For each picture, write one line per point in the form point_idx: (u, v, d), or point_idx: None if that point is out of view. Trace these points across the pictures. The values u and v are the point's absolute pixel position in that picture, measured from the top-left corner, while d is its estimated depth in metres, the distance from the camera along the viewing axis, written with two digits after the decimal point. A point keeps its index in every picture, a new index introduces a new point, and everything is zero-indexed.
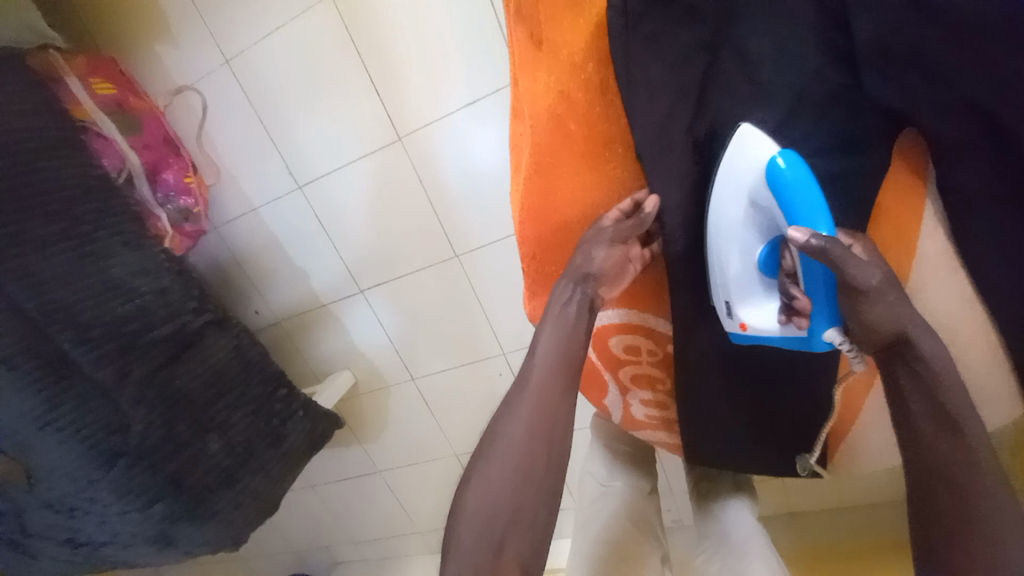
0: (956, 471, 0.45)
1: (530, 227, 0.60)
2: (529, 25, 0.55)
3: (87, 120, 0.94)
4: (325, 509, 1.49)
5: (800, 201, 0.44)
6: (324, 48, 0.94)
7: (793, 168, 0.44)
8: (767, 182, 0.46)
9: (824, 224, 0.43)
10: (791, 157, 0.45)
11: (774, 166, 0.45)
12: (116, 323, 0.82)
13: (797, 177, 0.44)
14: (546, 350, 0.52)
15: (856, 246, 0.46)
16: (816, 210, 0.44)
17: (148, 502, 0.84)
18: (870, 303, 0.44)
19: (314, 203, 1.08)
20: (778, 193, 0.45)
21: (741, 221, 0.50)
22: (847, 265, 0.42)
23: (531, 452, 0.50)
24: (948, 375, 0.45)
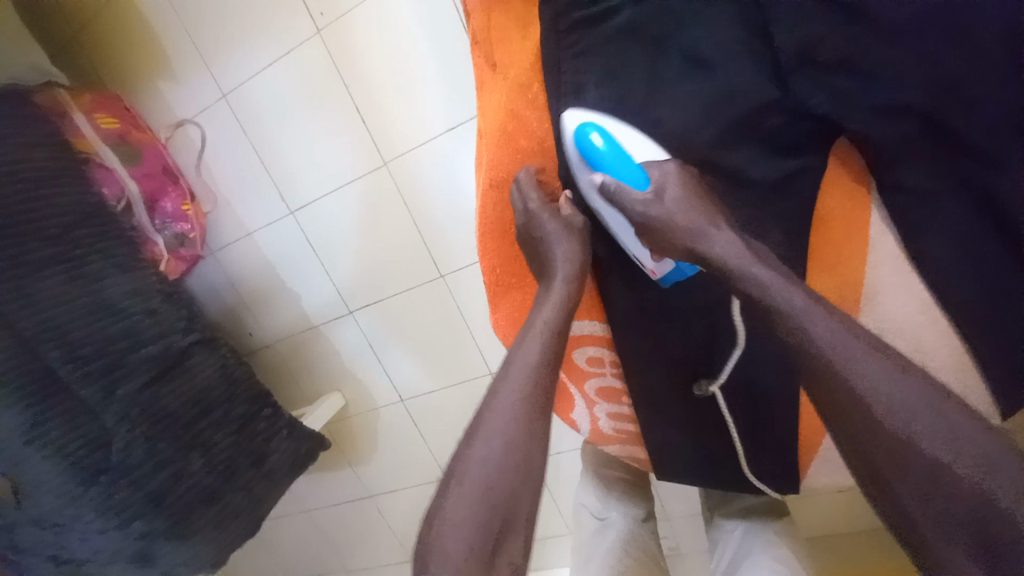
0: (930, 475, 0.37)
1: (491, 240, 0.61)
2: (485, 51, 0.58)
3: (90, 152, 1.01)
4: (318, 535, 1.47)
5: (609, 163, 0.51)
6: (314, 79, 0.99)
7: (597, 136, 0.51)
8: (588, 156, 0.52)
9: (638, 176, 0.51)
10: (597, 125, 0.51)
11: (577, 141, 0.52)
12: (104, 341, 0.85)
13: (605, 143, 0.51)
14: (506, 402, 0.49)
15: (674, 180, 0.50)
16: (617, 160, 0.51)
17: (128, 519, 0.85)
18: (666, 220, 0.48)
19: (305, 227, 1.12)
20: (591, 160, 0.52)
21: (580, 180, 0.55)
22: (631, 204, 0.50)
23: (490, 457, 0.47)
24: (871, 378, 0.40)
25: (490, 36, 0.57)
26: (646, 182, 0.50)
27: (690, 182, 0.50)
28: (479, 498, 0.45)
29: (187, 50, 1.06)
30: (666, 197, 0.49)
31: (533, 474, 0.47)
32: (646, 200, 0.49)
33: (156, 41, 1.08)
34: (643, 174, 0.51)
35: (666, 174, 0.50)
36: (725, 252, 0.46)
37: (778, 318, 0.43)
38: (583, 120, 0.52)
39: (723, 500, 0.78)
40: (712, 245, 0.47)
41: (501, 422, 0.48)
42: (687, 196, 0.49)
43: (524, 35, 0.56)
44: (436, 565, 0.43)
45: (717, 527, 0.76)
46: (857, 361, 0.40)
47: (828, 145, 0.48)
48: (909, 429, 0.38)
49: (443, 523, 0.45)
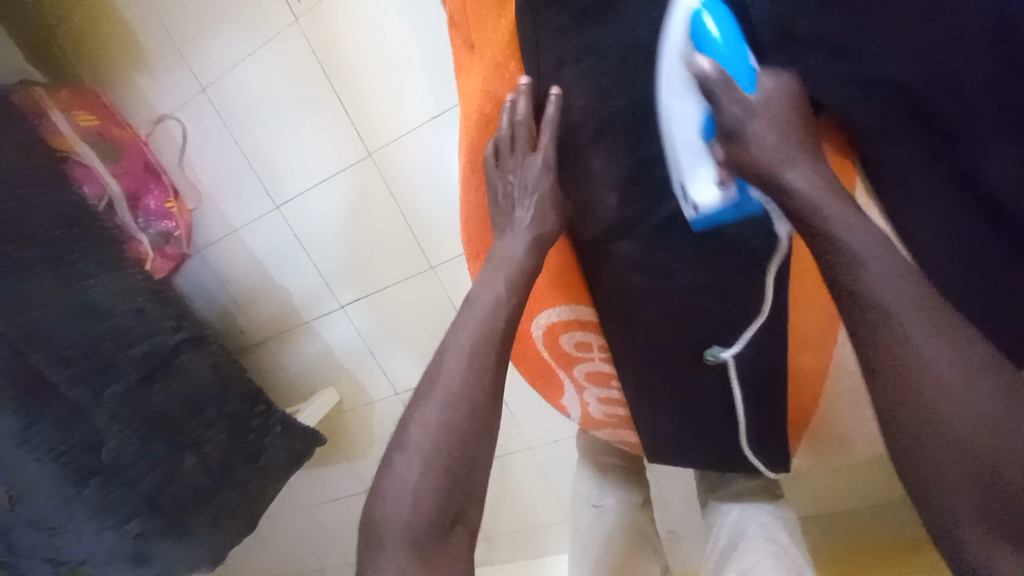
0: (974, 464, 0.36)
1: (474, 225, 0.61)
2: (463, 33, 0.57)
3: (68, 150, 1.00)
4: (319, 530, 1.47)
5: (719, 51, 0.46)
6: (294, 70, 0.97)
7: (712, 23, 0.45)
8: (694, 43, 0.46)
9: (745, 75, 0.47)
10: (713, 11, 0.46)
11: (694, 18, 0.46)
12: (90, 343, 0.84)
13: (722, 28, 0.45)
14: (448, 376, 0.50)
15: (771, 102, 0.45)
16: (732, 55, 0.46)
17: (123, 519, 0.85)
18: (756, 141, 0.45)
19: (291, 221, 1.10)
20: (700, 44, 0.46)
21: (667, 71, 0.48)
22: (725, 106, 0.46)
23: (431, 431, 0.48)
24: (941, 363, 0.37)
25: (465, 16, 0.56)
26: (753, 88, 0.46)
27: (796, 106, 0.46)
28: (425, 469, 0.47)
29: (164, 42, 1.04)
30: (763, 114, 0.45)
31: (472, 445, 0.48)
32: (739, 108, 0.46)
33: (132, 35, 1.06)
34: (752, 81, 0.47)
35: (778, 86, 0.46)
36: (806, 186, 0.44)
37: (844, 277, 0.41)
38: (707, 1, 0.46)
39: (717, 483, 0.77)
40: (793, 176, 0.44)
41: (441, 394, 0.49)
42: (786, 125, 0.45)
43: (500, 12, 0.53)
44: (384, 531, 0.46)
45: (713, 511, 0.75)
46: (925, 344, 0.38)
47: (813, 122, 0.47)
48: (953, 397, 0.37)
49: (389, 489, 0.47)
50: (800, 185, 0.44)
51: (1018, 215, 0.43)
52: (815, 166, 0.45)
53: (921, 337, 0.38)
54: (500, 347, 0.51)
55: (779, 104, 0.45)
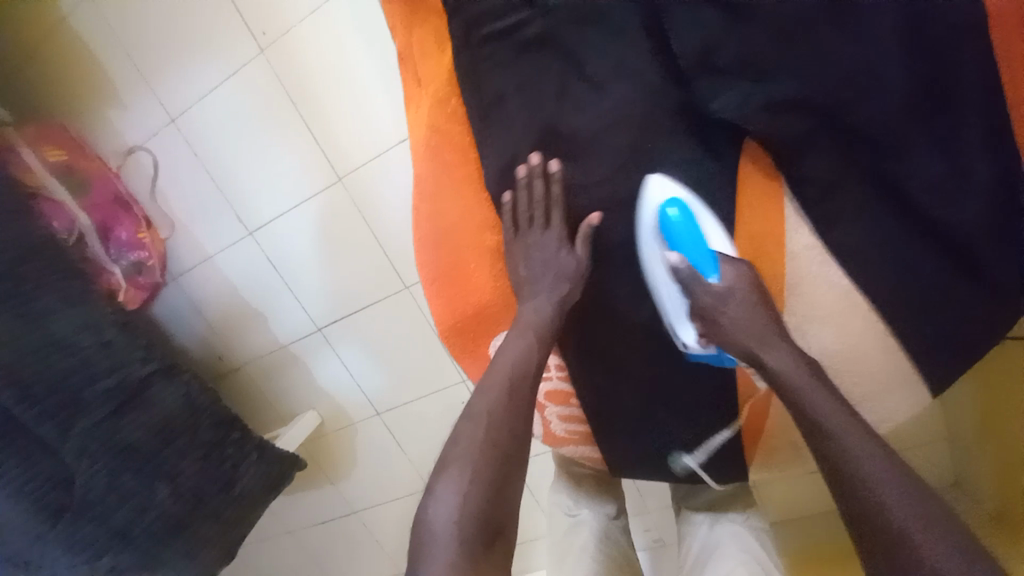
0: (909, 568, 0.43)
1: (426, 254, 0.61)
2: (411, 69, 0.60)
3: (37, 186, 1.02)
4: (306, 554, 1.45)
5: (681, 239, 0.53)
6: (262, 99, 0.99)
7: (676, 215, 0.52)
8: (662, 229, 0.53)
9: (711, 267, 0.53)
10: (679, 202, 0.52)
11: (660, 212, 0.53)
12: (57, 378, 0.84)
13: (683, 221, 0.52)
14: (483, 408, 0.54)
15: (741, 292, 0.52)
16: (695, 243, 0.53)
17: (93, 555, 0.84)
18: (731, 326, 0.52)
19: (265, 247, 1.11)
20: (667, 237, 0.53)
21: (645, 255, 0.56)
22: (701, 291, 0.53)
23: (479, 447, 0.52)
24: (862, 461, 0.47)
25: (411, 54, 0.59)
26: (718, 276, 0.53)
27: (758, 286, 0.52)
28: (469, 488, 0.50)
29: (132, 77, 1.05)
30: (734, 301, 0.52)
31: (513, 460, 0.53)
32: (711, 294, 0.52)
33: (99, 69, 1.07)
34: (717, 267, 0.53)
35: (739, 277, 0.52)
36: (787, 369, 0.50)
37: (805, 415, 0.50)
38: (669, 196, 0.53)
39: (689, 493, 0.77)
40: (773, 358, 0.51)
41: (479, 423, 0.53)
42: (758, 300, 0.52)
43: (441, 51, 0.57)
44: (427, 543, 0.49)
45: (686, 521, 0.75)
46: (873, 468, 0.46)
47: (739, 146, 0.52)
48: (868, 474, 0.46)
49: (433, 511, 0.50)
50: (779, 368, 0.50)
51: (923, 212, 0.49)
52: (791, 350, 0.51)
53: (865, 460, 0.46)
54: (531, 372, 0.55)
55: (749, 298, 0.52)
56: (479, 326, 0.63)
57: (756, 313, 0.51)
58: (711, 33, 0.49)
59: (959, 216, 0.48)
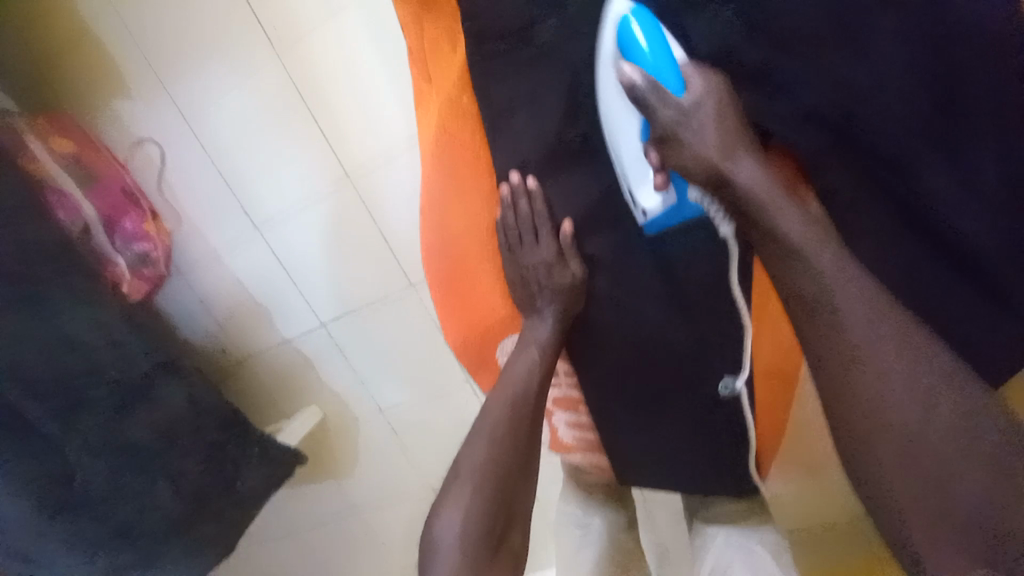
0: (888, 421, 0.41)
1: (433, 259, 0.60)
2: (420, 66, 0.58)
3: (44, 176, 1.00)
4: (307, 551, 1.45)
5: (642, 53, 0.46)
6: (269, 93, 0.97)
7: (636, 25, 0.45)
8: (621, 44, 0.47)
9: (674, 81, 0.46)
10: (640, 12, 0.46)
11: (620, 26, 0.46)
12: (62, 374, 0.83)
13: (645, 30, 0.45)
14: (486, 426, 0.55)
15: (708, 104, 0.45)
16: (658, 54, 0.46)
17: (93, 553, 0.84)
18: (696, 142, 0.45)
19: (270, 243, 1.10)
20: (626, 53, 0.46)
21: (603, 84, 0.49)
22: (659, 108, 0.46)
23: (486, 465, 0.53)
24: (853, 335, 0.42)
25: (422, 51, 0.57)
26: (683, 90, 0.46)
27: (727, 103, 0.46)
28: (474, 505, 0.51)
29: (140, 69, 1.04)
30: (698, 116, 0.45)
31: (518, 474, 0.54)
32: (671, 111, 0.45)
33: (107, 60, 1.06)
34: (681, 81, 0.46)
35: (705, 89, 0.46)
36: (747, 180, 0.45)
37: (775, 235, 0.44)
38: (633, 7, 0.46)
39: (701, 507, 0.76)
40: (738, 175, 0.45)
41: (482, 441, 0.54)
42: (723, 114, 0.46)
43: (453, 48, 0.55)
44: (436, 554, 0.51)
45: (699, 533, 0.75)
46: (859, 333, 0.41)
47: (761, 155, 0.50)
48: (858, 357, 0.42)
49: (439, 526, 0.51)
50: (740, 181, 0.45)
51: (934, 222, 0.48)
52: (759, 166, 0.46)
53: (839, 289, 0.42)
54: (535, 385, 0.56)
55: (711, 110, 0.45)
56: (488, 330, 0.63)
57: (723, 133, 0.45)
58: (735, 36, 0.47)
59: (972, 228, 0.46)
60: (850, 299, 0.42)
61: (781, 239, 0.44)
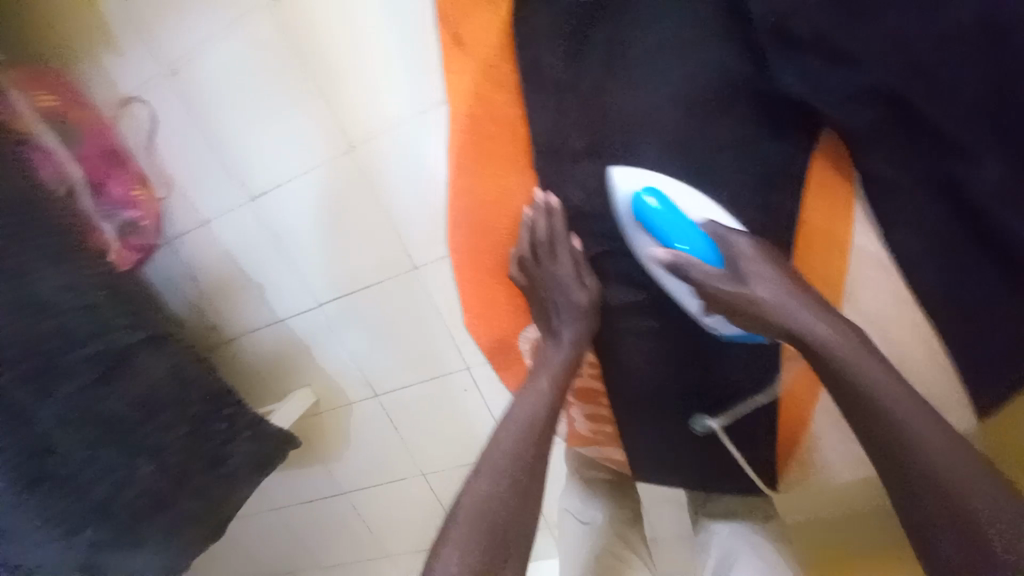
0: (956, 485, 0.49)
1: (455, 233, 0.61)
2: (458, 52, 0.63)
3: (27, 133, 0.96)
4: (291, 533, 1.43)
5: (659, 223, 0.62)
6: (271, 54, 0.92)
7: (651, 200, 0.61)
8: (637, 215, 0.63)
9: (701, 243, 0.61)
10: (653, 190, 0.62)
11: (635, 205, 0.63)
12: (35, 341, 0.77)
13: (658, 208, 0.61)
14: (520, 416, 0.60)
15: (755, 253, 0.60)
16: (676, 224, 0.61)
17: (69, 531, 0.79)
18: (749, 289, 0.58)
19: (266, 215, 1.05)
20: (643, 221, 0.63)
21: (637, 243, 0.65)
22: (703, 279, 0.59)
23: (510, 454, 0.57)
24: (883, 395, 0.53)
25: (458, 35, 0.63)
26: (719, 257, 0.61)
27: (771, 252, 0.61)
28: (493, 487, 0.55)
29: (132, 21, 0.97)
30: (742, 272, 0.59)
31: (535, 465, 0.57)
32: (721, 278, 0.59)
33: (95, 9, 0.99)
34: (717, 249, 0.61)
35: (738, 249, 0.60)
36: (805, 324, 0.57)
37: (808, 344, 0.57)
38: (640, 186, 0.63)
39: (706, 500, 0.76)
40: (767, 300, 0.58)
41: (515, 429, 0.59)
42: (762, 258, 0.60)
43: None
44: (457, 536, 0.53)
45: (702, 529, 0.74)
46: (892, 401, 0.53)
47: None
48: (895, 411, 0.52)
49: (465, 509, 0.55)
50: (807, 329, 0.57)
51: None
52: (792, 290, 0.58)
53: (873, 373, 0.54)
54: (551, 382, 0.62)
55: (762, 262, 0.59)
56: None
57: (783, 282, 0.59)
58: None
59: None
60: (869, 358, 0.55)
61: (803, 336, 0.57)
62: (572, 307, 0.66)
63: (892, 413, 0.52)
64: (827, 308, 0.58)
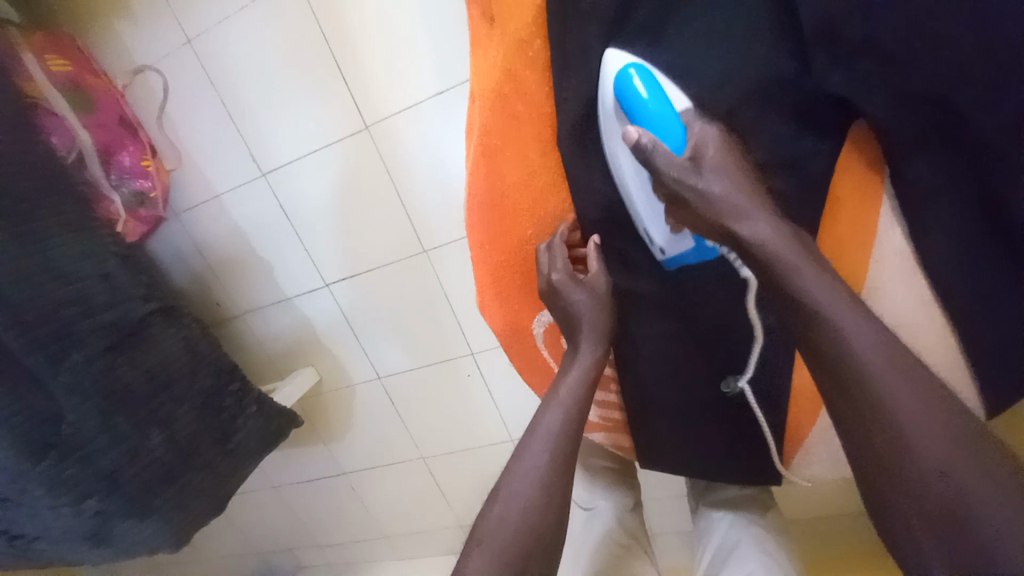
0: (939, 511, 0.38)
1: (478, 213, 0.58)
2: (484, 5, 0.54)
3: (38, 97, 0.92)
4: (289, 510, 1.43)
5: (645, 111, 0.48)
6: (289, 28, 0.90)
7: (637, 80, 0.48)
8: (624, 102, 0.49)
9: (676, 138, 0.48)
10: (641, 69, 0.48)
11: (619, 82, 0.48)
12: (51, 306, 0.77)
13: (645, 89, 0.47)
14: (546, 432, 0.52)
15: (716, 150, 0.47)
16: (657, 112, 0.48)
17: (78, 498, 0.80)
18: (704, 195, 0.46)
19: (277, 191, 1.04)
20: (630, 110, 0.49)
21: (610, 133, 0.51)
22: (667, 166, 0.47)
23: (540, 469, 0.51)
24: (887, 392, 0.40)
25: None
26: (683, 148, 0.48)
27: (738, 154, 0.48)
28: (522, 504, 0.49)
29: None
30: (706, 166, 0.47)
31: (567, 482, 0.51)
32: (682, 165, 0.47)
33: None
34: (683, 139, 0.48)
35: (707, 142, 0.48)
36: (760, 230, 0.45)
37: (799, 305, 0.43)
38: (633, 65, 0.48)
39: (707, 490, 0.77)
40: (752, 232, 0.45)
41: (541, 445, 0.52)
42: (726, 157, 0.47)
43: None
44: (478, 554, 0.48)
45: (704, 516, 0.75)
46: (895, 391, 0.40)
47: (846, 128, 0.48)
48: (895, 415, 0.39)
49: (490, 522, 0.50)
50: (753, 233, 0.45)
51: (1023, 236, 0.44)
52: (773, 221, 0.46)
53: (898, 388, 0.40)
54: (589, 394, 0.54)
55: (722, 163, 0.47)
56: (527, 301, 0.61)
57: (769, 217, 0.46)
58: (840, 3, 0.43)
59: None
60: (874, 343, 0.41)
61: (803, 307, 0.43)
62: (593, 336, 0.56)
63: (892, 419, 0.39)
64: (800, 238, 0.45)
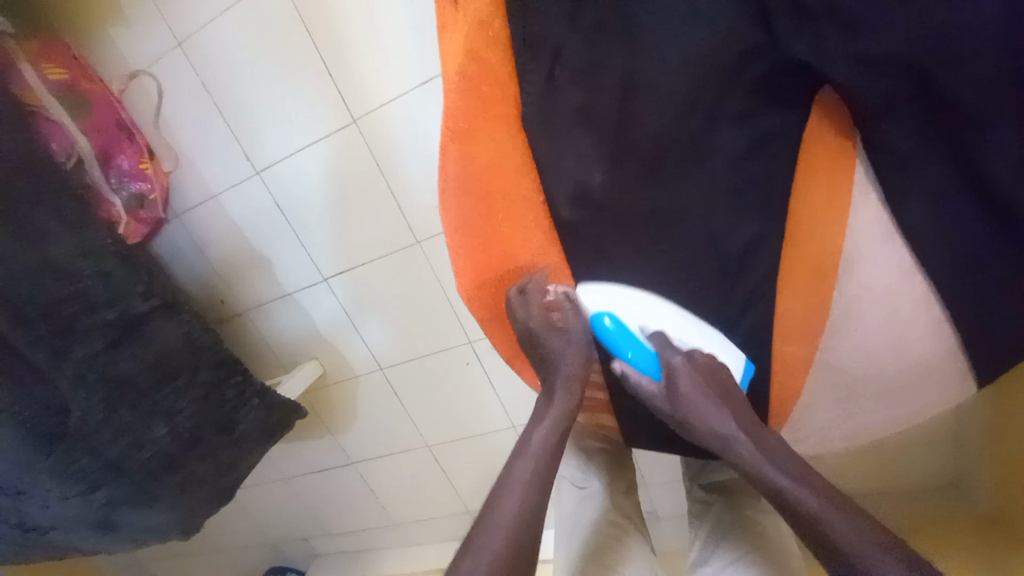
0: None
1: (452, 195, 0.57)
2: None
3: (35, 104, 0.94)
4: (301, 500, 1.47)
5: (620, 343, 0.56)
6: (274, 24, 0.91)
7: (608, 317, 0.56)
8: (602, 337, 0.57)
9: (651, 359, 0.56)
10: (609, 311, 0.57)
11: (593, 320, 0.57)
12: (53, 306, 0.80)
13: (615, 327, 0.56)
14: (522, 472, 0.50)
15: (687, 370, 0.53)
16: (631, 347, 0.56)
17: (88, 488, 0.85)
18: (696, 416, 0.51)
19: (272, 188, 1.06)
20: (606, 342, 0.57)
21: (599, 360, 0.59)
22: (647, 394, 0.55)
23: (525, 503, 0.48)
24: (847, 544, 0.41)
25: None
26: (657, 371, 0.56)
27: (711, 377, 0.53)
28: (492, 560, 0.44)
29: None
30: (679, 395, 0.52)
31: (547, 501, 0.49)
32: (657, 396, 0.55)
33: None
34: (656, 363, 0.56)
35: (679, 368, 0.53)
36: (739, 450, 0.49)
37: (780, 501, 0.45)
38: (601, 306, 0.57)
39: (703, 471, 0.77)
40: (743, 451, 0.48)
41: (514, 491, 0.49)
42: (700, 381, 0.52)
43: None
44: None
45: (697, 501, 0.75)
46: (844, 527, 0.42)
47: (813, 95, 0.48)
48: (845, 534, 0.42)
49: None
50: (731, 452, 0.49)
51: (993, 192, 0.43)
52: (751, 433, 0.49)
53: (865, 549, 0.41)
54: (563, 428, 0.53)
55: (697, 380, 0.52)
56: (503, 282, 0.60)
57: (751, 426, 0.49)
58: None
59: None
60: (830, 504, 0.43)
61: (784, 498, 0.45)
62: (568, 380, 0.56)
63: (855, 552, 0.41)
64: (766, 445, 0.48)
